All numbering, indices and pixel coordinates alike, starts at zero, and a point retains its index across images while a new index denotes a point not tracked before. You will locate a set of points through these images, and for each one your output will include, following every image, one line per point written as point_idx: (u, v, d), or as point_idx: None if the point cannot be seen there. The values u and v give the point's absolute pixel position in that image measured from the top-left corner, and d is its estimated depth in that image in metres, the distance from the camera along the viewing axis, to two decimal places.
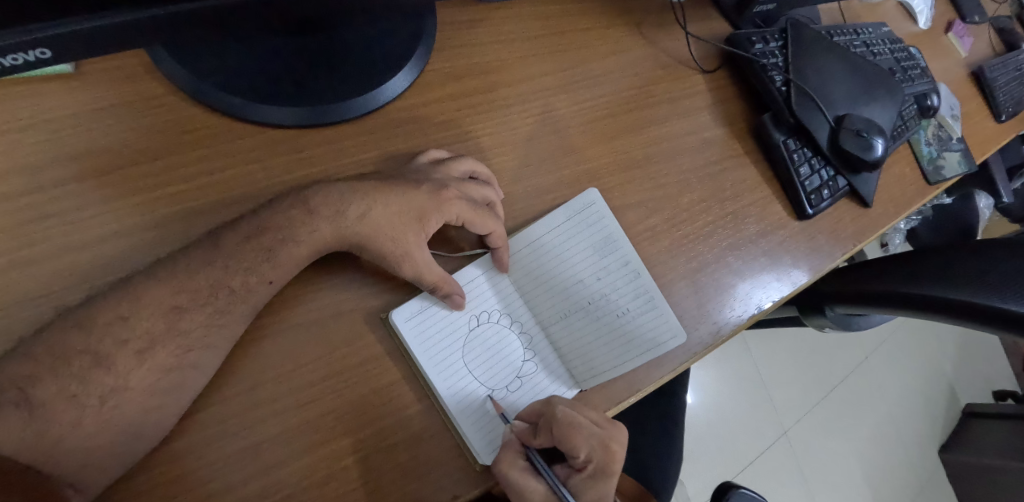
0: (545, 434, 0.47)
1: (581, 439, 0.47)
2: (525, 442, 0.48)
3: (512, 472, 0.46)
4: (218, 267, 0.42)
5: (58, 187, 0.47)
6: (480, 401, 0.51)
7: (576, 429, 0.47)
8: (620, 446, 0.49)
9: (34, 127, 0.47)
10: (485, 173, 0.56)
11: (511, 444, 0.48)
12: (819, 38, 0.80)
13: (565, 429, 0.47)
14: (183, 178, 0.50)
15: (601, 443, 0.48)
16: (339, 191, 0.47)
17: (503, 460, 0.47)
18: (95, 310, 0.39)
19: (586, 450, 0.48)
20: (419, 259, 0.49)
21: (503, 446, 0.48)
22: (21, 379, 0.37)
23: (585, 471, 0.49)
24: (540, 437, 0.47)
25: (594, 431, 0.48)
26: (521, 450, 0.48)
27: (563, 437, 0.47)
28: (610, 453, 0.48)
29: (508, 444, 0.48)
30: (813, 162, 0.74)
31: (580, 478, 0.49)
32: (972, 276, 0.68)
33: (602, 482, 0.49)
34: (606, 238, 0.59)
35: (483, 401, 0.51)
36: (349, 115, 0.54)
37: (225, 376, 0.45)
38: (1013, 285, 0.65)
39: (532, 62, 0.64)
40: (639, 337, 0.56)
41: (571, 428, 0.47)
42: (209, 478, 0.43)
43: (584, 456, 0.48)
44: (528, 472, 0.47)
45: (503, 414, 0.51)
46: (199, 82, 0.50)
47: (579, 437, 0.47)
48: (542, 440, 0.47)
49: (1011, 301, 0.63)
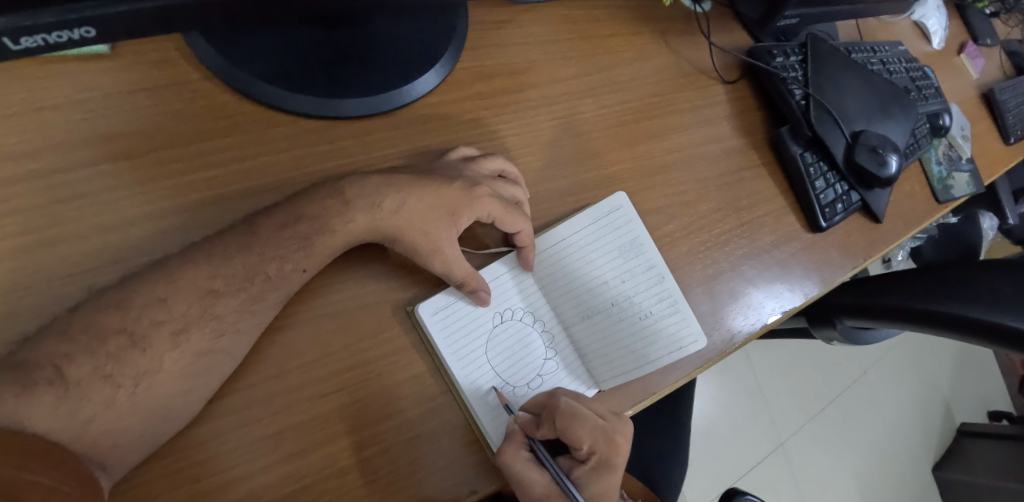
0: (548, 426, 0.48)
1: (584, 432, 0.48)
2: (529, 433, 0.49)
3: (516, 463, 0.47)
4: (254, 254, 0.43)
5: (92, 167, 0.47)
6: (485, 391, 0.51)
7: (579, 421, 0.48)
8: (624, 439, 0.49)
9: (70, 106, 0.48)
10: (514, 173, 0.57)
11: (514, 435, 0.48)
12: (839, 53, 0.81)
13: (568, 422, 0.47)
14: (215, 164, 0.50)
15: (604, 435, 0.48)
16: (374, 184, 0.48)
17: (507, 451, 0.47)
18: (132, 291, 0.40)
19: (589, 443, 0.48)
20: (449, 254, 0.50)
21: (506, 436, 0.48)
22: (55, 356, 0.37)
23: (589, 463, 0.50)
24: (543, 430, 0.48)
25: (597, 424, 0.48)
26: (524, 441, 0.49)
27: (566, 429, 0.47)
28: (614, 446, 0.48)
29: (511, 435, 0.48)
30: (829, 176, 0.74)
31: (584, 470, 0.50)
32: (977, 292, 0.69)
33: (605, 474, 0.49)
34: (631, 242, 0.60)
35: (488, 392, 0.51)
36: (379, 110, 0.55)
37: (251, 362, 0.45)
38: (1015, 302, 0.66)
39: (558, 65, 0.65)
40: (659, 341, 0.57)
41: (574, 421, 0.48)
42: (232, 463, 0.43)
43: (587, 448, 0.49)
44: (531, 463, 0.48)
45: (507, 406, 0.50)
46: (235, 69, 0.51)
47: (582, 429, 0.48)
48: (545, 432, 0.48)
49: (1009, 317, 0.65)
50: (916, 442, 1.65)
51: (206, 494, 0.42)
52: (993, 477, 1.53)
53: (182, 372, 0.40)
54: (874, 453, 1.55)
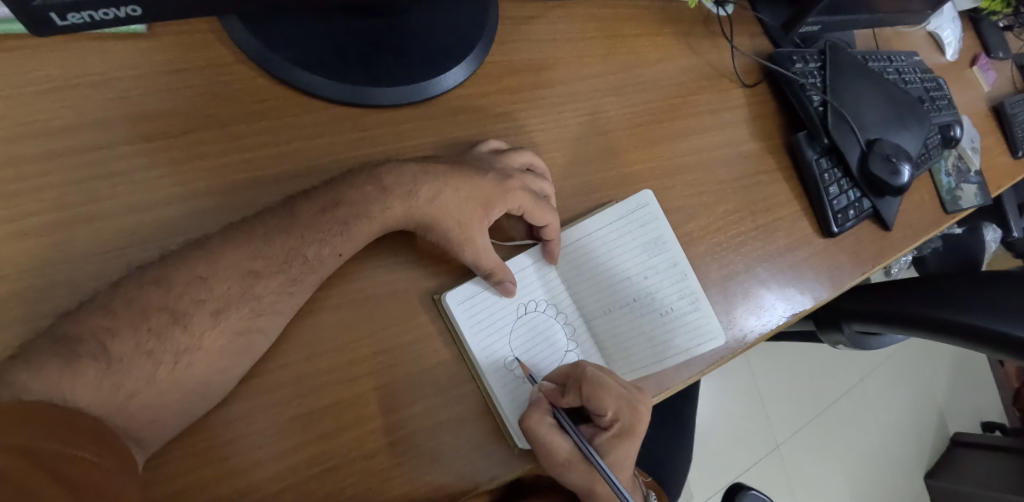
0: (573, 393, 0.49)
1: (609, 399, 0.49)
2: (554, 401, 0.50)
3: (541, 428, 0.48)
4: (294, 237, 0.45)
5: (129, 146, 0.48)
6: (508, 363, 0.53)
7: (605, 389, 0.49)
8: (646, 409, 0.51)
9: (106, 85, 0.49)
10: (541, 167, 0.58)
11: (539, 403, 0.50)
12: (857, 62, 0.82)
13: (595, 388, 0.49)
14: (248, 148, 0.51)
15: (628, 404, 0.50)
16: (411, 171, 0.49)
17: (532, 416, 0.48)
18: (174, 270, 0.41)
19: (614, 410, 0.50)
20: (480, 245, 0.51)
21: (531, 404, 0.50)
22: (100, 331, 0.38)
23: (611, 430, 0.51)
24: (569, 397, 0.49)
25: (622, 392, 0.50)
26: (549, 409, 0.50)
27: (591, 396, 0.49)
28: (637, 414, 0.50)
29: (537, 403, 0.50)
30: (843, 182, 0.75)
31: (607, 437, 0.51)
32: (972, 296, 0.71)
33: (626, 441, 0.51)
34: (656, 239, 0.61)
35: (511, 363, 0.53)
36: (409, 100, 0.55)
37: (283, 345, 0.47)
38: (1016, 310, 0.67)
39: (583, 63, 0.66)
40: (678, 337, 0.58)
41: (600, 388, 0.49)
42: (262, 443, 0.44)
43: (611, 415, 0.50)
44: (555, 429, 0.49)
45: (530, 377, 0.52)
46: (272, 55, 0.51)
47: (608, 396, 0.49)
48: (570, 399, 0.49)
49: (1013, 325, 0.66)
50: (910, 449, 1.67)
51: (235, 472, 0.44)
52: (984, 488, 1.54)
53: (221, 350, 0.42)
54: (867, 457, 1.57)
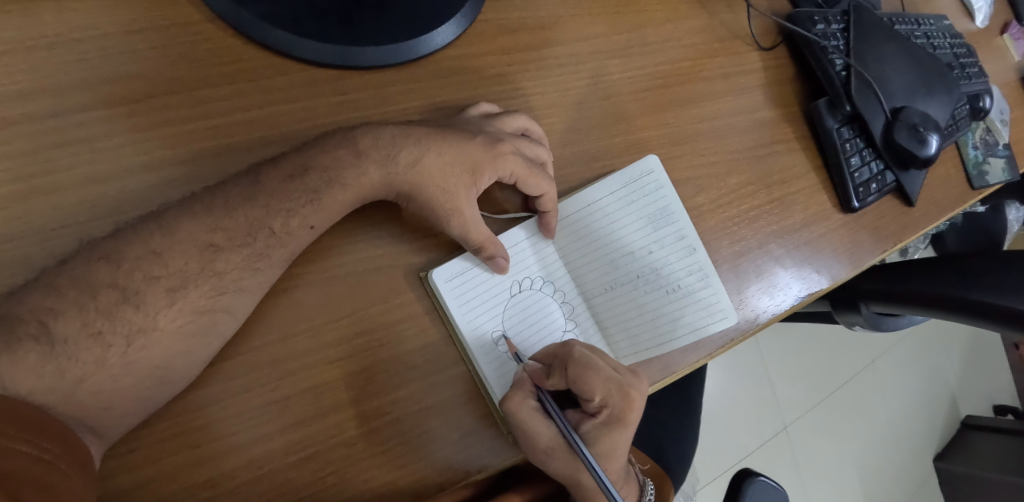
0: (559, 375, 0.46)
1: (597, 383, 0.46)
2: (538, 382, 0.47)
3: (521, 411, 0.45)
4: (259, 207, 0.41)
5: (86, 113, 0.43)
6: (492, 340, 0.49)
7: (594, 371, 0.46)
8: (640, 396, 0.47)
9: (63, 46, 0.43)
10: (538, 132, 0.53)
11: (523, 384, 0.46)
12: (883, 23, 0.76)
13: (582, 371, 0.46)
14: (217, 112, 0.46)
15: (618, 390, 0.46)
16: (390, 134, 0.45)
17: (513, 398, 0.45)
18: (126, 243, 0.38)
19: (602, 394, 0.46)
20: (468, 216, 0.47)
21: (514, 384, 0.46)
22: (43, 311, 0.35)
23: (599, 417, 0.47)
24: (554, 379, 0.46)
25: (612, 376, 0.46)
26: (532, 391, 0.46)
27: (578, 378, 0.45)
28: (627, 400, 0.46)
29: (520, 383, 0.46)
30: (865, 153, 0.70)
31: (594, 425, 0.48)
32: (984, 272, 0.68)
33: (615, 430, 0.47)
34: (662, 210, 0.56)
35: (495, 340, 0.49)
36: (393, 60, 0.51)
37: (254, 325, 0.43)
38: (1013, 282, 0.64)
39: (585, 23, 0.61)
40: (685, 317, 0.54)
41: (588, 370, 0.46)
42: (233, 431, 0.41)
43: (600, 401, 0.46)
44: (538, 413, 0.45)
45: (515, 355, 0.48)
46: (240, 9, 0.47)
47: (596, 379, 0.46)
48: (556, 381, 0.46)
49: (1010, 299, 0.63)
50: (922, 432, 1.63)
51: (206, 461, 0.40)
52: (993, 471, 1.51)
53: (179, 331, 0.38)
54: (876, 441, 1.53)
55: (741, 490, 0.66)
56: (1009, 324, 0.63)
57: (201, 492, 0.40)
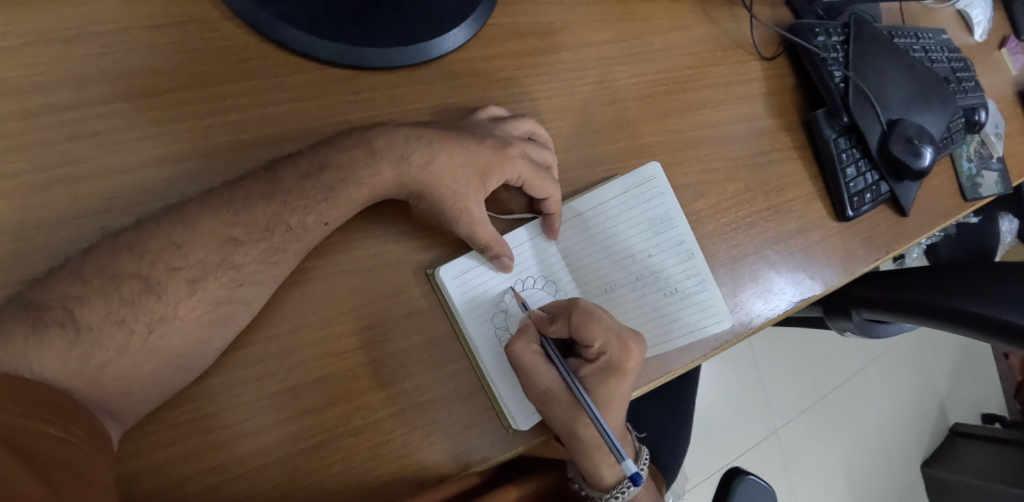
0: (562, 322, 0.48)
1: (598, 330, 0.47)
2: (542, 329, 0.49)
3: (524, 354, 0.47)
4: (277, 203, 0.43)
5: (107, 106, 0.44)
6: (499, 294, 0.52)
7: (595, 319, 0.47)
8: (638, 348, 0.48)
9: (85, 40, 0.45)
10: (544, 136, 0.55)
11: (527, 329, 0.49)
12: (883, 36, 0.78)
13: (584, 318, 0.47)
14: (235, 108, 0.48)
15: (617, 339, 0.48)
16: (403, 136, 0.46)
17: (517, 342, 0.48)
18: (148, 235, 0.39)
19: (602, 341, 0.48)
20: (475, 217, 0.49)
21: (519, 330, 0.49)
22: (68, 299, 0.36)
23: (598, 364, 0.49)
24: (557, 325, 0.48)
25: (613, 326, 0.48)
26: (535, 337, 0.49)
27: (579, 324, 0.47)
28: (625, 350, 0.48)
29: (525, 329, 0.49)
30: (860, 164, 0.72)
31: (592, 370, 0.49)
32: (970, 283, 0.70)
33: (612, 378, 0.48)
34: (663, 216, 0.58)
35: (503, 294, 0.52)
36: (404, 62, 0.52)
37: (267, 316, 0.44)
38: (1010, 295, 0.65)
39: (592, 29, 0.62)
40: (682, 318, 0.56)
41: (589, 317, 0.47)
42: (244, 417, 0.43)
43: (599, 347, 0.48)
44: (539, 357, 0.48)
45: (523, 304, 0.51)
46: (258, 9, 0.48)
47: (597, 327, 0.47)
48: (558, 327, 0.48)
49: (1001, 309, 0.64)
50: (909, 438, 1.65)
51: (218, 446, 0.42)
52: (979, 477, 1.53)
53: (198, 321, 0.40)
54: (865, 445, 1.56)
55: (729, 490, 0.68)
56: (997, 334, 0.64)
57: (212, 476, 0.41)
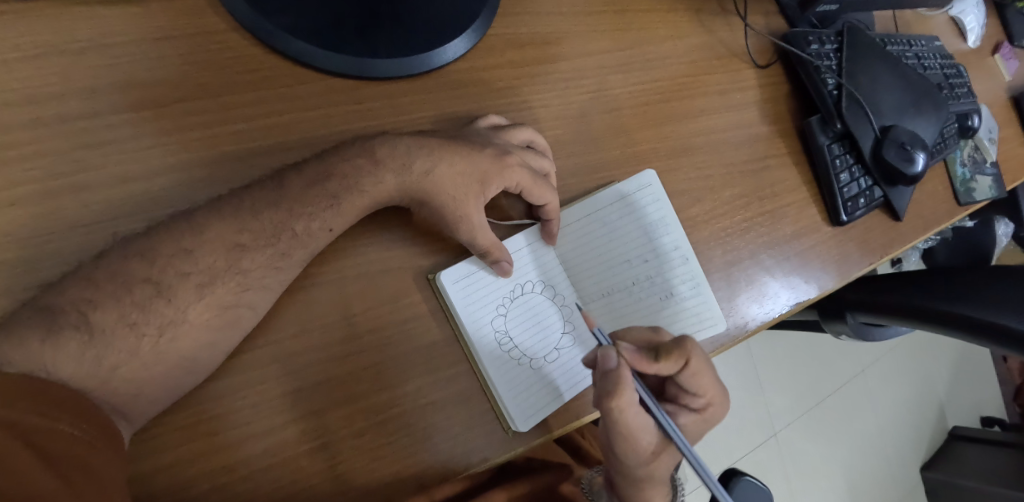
0: (672, 365, 0.46)
1: (706, 382, 0.48)
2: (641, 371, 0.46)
3: (634, 410, 0.45)
4: (282, 210, 0.44)
5: (117, 115, 0.46)
6: None
7: (707, 371, 0.48)
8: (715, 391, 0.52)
9: (96, 52, 0.46)
10: (542, 144, 0.57)
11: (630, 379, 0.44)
12: (877, 44, 0.79)
13: (702, 370, 0.47)
14: (242, 118, 0.49)
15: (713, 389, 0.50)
16: (405, 145, 0.48)
17: (630, 397, 0.44)
18: (158, 241, 0.40)
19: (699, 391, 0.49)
20: (475, 223, 0.50)
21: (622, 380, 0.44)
22: (82, 303, 0.38)
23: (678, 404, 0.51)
24: (666, 367, 0.45)
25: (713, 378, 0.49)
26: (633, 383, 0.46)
27: (697, 376, 0.47)
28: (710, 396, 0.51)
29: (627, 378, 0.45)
30: (854, 170, 0.73)
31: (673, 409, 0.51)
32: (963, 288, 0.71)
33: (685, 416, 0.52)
34: (658, 223, 0.60)
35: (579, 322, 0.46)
36: (405, 72, 0.53)
37: (272, 319, 0.46)
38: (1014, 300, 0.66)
39: (589, 38, 0.64)
40: (676, 322, 0.58)
41: (705, 369, 0.48)
42: (251, 419, 0.44)
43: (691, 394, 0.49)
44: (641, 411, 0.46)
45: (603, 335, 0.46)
46: (264, 21, 0.49)
47: (704, 379, 0.48)
48: (665, 369, 0.45)
49: (999, 314, 0.65)
50: (907, 441, 1.66)
51: (225, 446, 0.43)
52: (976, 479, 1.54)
53: (206, 324, 0.41)
54: (863, 448, 1.57)
55: (726, 491, 0.69)
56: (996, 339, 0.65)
57: (219, 476, 0.43)
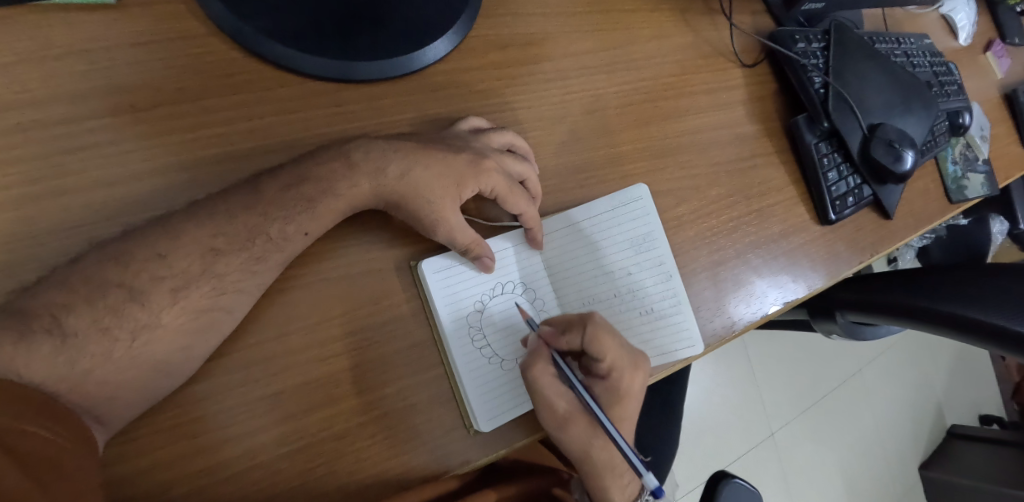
0: (574, 334, 0.49)
1: (610, 347, 0.49)
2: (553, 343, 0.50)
3: (543, 377, 0.48)
4: (258, 213, 0.44)
5: (94, 119, 0.46)
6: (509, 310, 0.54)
7: (609, 335, 0.49)
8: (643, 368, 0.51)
9: (73, 56, 0.46)
10: (523, 148, 0.57)
11: (540, 350, 0.49)
12: (863, 43, 0.79)
13: (600, 334, 0.48)
14: (220, 121, 0.49)
15: (628, 358, 0.50)
16: (382, 148, 0.48)
17: (536, 365, 0.48)
18: (133, 245, 0.40)
19: (611, 359, 0.49)
20: (453, 223, 0.50)
21: (531, 352, 0.50)
22: (55, 307, 0.37)
23: (608, 381, 0.50)
24: (570, 337, 0.49)
25: (623, 346, 0.50)
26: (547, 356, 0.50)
27: (593, 341, 0.48)
28: (634, 370, 0.50)
29: (537, 350, 0.50)
30: (842, 168, 0.73)
31: (604, 388, 0.51)
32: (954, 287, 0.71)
33: (621, 401, 0.51)
34: (645, 236, 0.60)
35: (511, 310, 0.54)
36: (386, 74, 0.53)
37: (250, 322, 0.45)
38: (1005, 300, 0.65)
39: (573, 39, 0.64)
40: (654, 338, 0.58)
41: (605, 333, 0.48)
42: (228, 422, 0.44)
43: (608, 365, 0.50)
44: (556, 380, 0.49)
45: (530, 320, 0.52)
46: (242, 24, 0.49)
47: (608, 344, 0.48)
48: (572, 339, 0.49)
49: (991, 313, 0.65)
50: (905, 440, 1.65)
51: (203, 450, 0.43)
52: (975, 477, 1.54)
53: (181, 328, 0.41)
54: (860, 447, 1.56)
55: (715, 492, 0.69)
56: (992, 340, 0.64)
57: (198, 479, 0.42)
